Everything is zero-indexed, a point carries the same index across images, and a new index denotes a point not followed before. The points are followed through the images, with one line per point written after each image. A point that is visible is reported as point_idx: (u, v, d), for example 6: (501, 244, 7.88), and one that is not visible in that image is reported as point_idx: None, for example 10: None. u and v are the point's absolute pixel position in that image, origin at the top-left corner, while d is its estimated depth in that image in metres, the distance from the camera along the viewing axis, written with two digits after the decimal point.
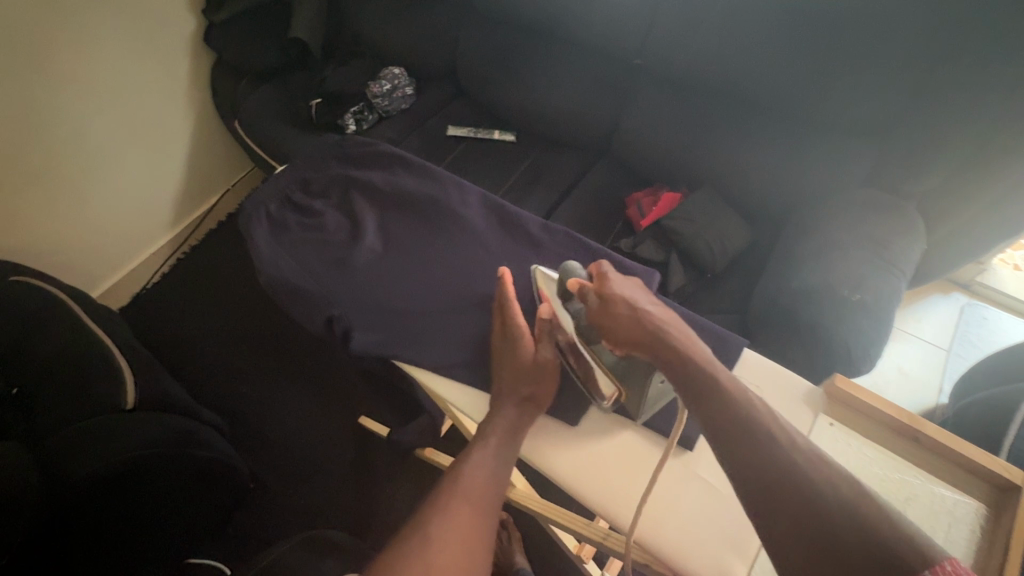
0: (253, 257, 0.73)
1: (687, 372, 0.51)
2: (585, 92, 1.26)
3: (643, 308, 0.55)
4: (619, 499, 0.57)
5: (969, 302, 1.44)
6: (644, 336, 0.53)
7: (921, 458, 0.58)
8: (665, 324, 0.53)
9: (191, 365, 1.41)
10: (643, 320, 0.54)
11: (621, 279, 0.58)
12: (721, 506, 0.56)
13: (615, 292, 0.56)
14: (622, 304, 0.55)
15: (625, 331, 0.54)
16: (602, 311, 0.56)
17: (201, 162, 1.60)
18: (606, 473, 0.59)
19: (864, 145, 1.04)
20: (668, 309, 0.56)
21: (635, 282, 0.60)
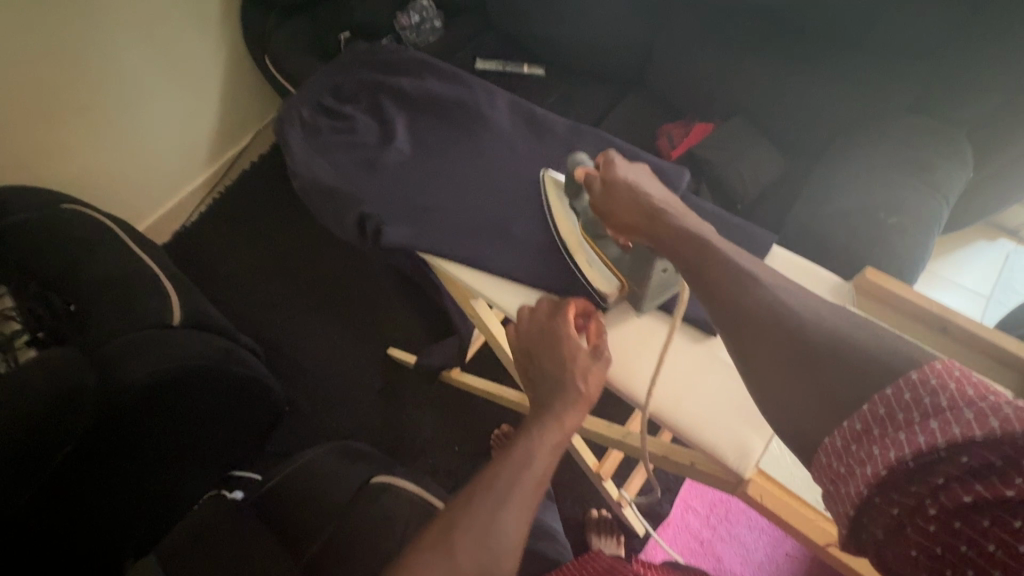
0: (290, 161, 0.76)
1: (682, 242, 0.50)
2: (617, 20, 1.21)
3: (647, 191, 0.55)
4: (641, 381, 0.59)
5: (1016, 248, 1.37)
6: (641, 217, 0.53)
7: (951, 350, 0.58)
8: (662, 201, 0.53)
9: (230, 294, 1.48)
10: (641, 201, 0.54)
11: (626, 163, 0.57)
12: (740, 388, 0.57)
13: (618, 175, 0.56)
14: (624, 189, 0.55)
15: (624, 213, 0.54)
16: (603, 196, 0.56)
17: (233, 99, 1.62)
18: (625, 356, 0.61)
19: (916, 66, 0.98)
20: (671, 193, 0.56)
21: (642, 168, 0.59)
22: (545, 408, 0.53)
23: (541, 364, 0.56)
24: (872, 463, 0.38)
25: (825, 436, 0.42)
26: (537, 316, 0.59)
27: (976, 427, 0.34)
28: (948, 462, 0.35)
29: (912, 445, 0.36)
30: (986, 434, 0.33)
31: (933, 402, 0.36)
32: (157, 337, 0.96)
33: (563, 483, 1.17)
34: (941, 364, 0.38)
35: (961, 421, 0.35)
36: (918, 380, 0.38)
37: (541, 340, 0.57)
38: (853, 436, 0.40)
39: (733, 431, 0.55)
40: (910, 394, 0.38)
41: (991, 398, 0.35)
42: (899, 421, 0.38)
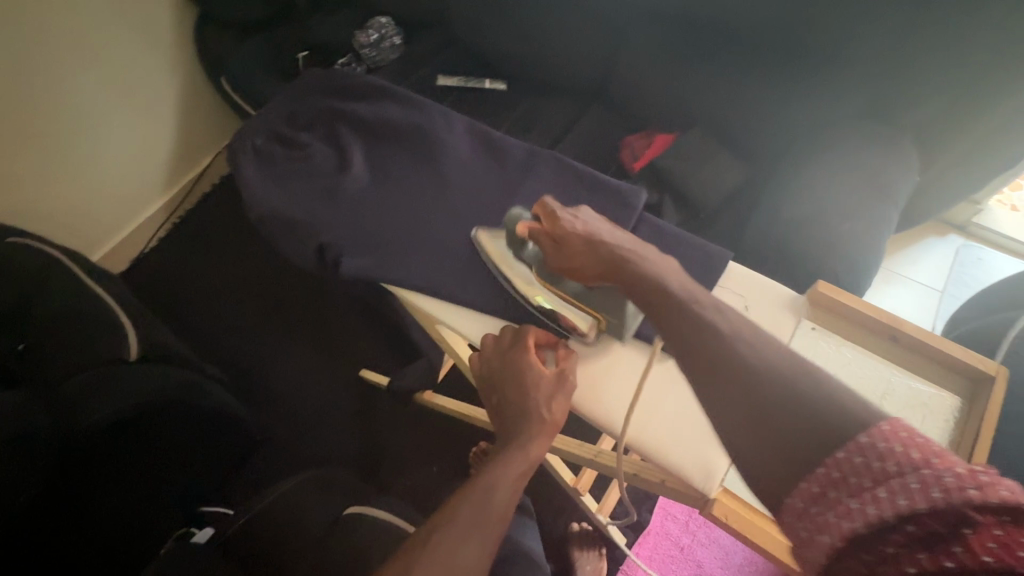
0: (245, 193, 0.74)
1: (643, 287, 0.53)
2: (576, 35, 1.23)
3: (602, 236, 0.57)
4: (616, 412, 0.59)
5: (965, 243, 1.44)
6: (600, 264, 0.55)
7: (903, 359, 0.60)
8: (616, 245, 0.55)
9: (193, 324, 1.43)
10: (600, 248, 0.56)
11: (575, 212, 0.59)
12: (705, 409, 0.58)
13: (570, 227, 0.58)
14: (579, 240, 0.57)
15: (585, 261, 0.56)
16: (559, 250, 0.58)
17: (190, 122, 1.58)
18: (600, 387, 0.60)
19: (860, 76, 1.01)
20: (624, 234, 0.58)
21: (586, 211, 0.61)
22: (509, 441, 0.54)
23: (506, 392, 0.57)
24: (829, 531, 0.38)
25: (784, 496, 0.42)
26: (502, 341, 0.59)
27: (921, 497, 0.35)
28: (897, 530, 0.36)
29: (865, 514, 0.37)
30: (932, 505, 0.35)
31: (883, 468, 0.38)
32: (117, 375, 0.92)
33: (542, 500, 1.16)
34: (885, 425, 0.40)
35: (908, 490, 0.36)
36: (867, 445, 0.39)
37: (507, 370, 0.57)
38: (809, 498, 0.40)
39: (698, 454, 0.56)
40: (861, 458, 0.39)
41: (934, 464, 0.37)
42: (853, 487, 0.39)
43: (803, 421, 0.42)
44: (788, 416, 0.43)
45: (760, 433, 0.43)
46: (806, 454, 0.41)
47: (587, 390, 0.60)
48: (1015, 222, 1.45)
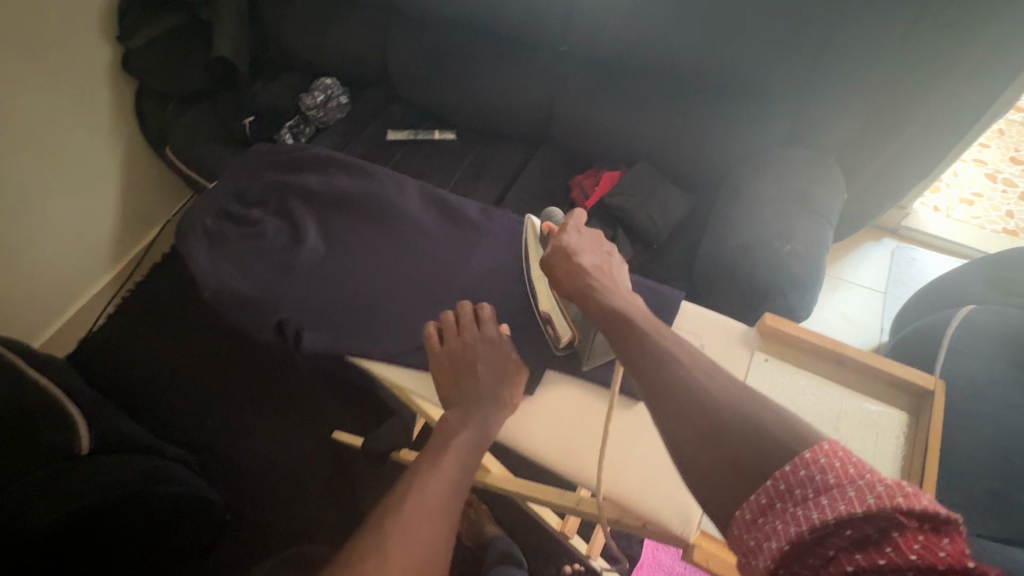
0: (196, 275, 0.73)
1: (610, 315, 0.57)
2: (515, 85, 1.28)
3: (583, 260, 0.63)
4: (587, 464, 0.60)
5: (898, 245, 1.54)
6: (574, 283, 0.61)
7: (850, 380, 0.64)
8: (592, 272, 0.61)
9: (148, 404, 1.36)
10: (577, 269, 0.61)
11: (575, 232, 0.65)
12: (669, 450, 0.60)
13: (564, 242, 0.64)
14: (563, 257, 0.63)
15: (561, 278, 0.62)
16: (550, 259, 0.63)
17: (134, 194, 1.55)
18: (568, 439, 0.61)
19: (778, 105, 1.10)
20: (607, 264, 0.63)
21: (593, 235, 0.67)
22: (466, 415, 0.58)
23: (460, 373, 0.61)
24: (776, 538, 0.38)
25: (735, 508, 0.42)
26: (466, 324, 0.64)
27: (858, 504, 0.36)
28: (836, 535, 0.37)
29: (808, 519, 0.37)
30: (866, 510, 0.36)
31: (824, 479, 0.39)
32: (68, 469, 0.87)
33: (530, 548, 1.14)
34: (825, 442, 0.42)
35: (845, 498, 0.37)
36: (811, 458, 0.40)
37: (468, 354, 0.62)
38: (758, 510, 0.41)
39: (672, 493, 0.58)
40: (803, 471, 0.40)
41: (867, 475, 0.38)
42: (797, 497, 0.39)
43: (766, 431, 0.43)
44: (752, 427, 0.44)
45: (727, 448, 0.44)
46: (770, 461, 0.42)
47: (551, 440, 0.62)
48: (938, 221, 1.57)
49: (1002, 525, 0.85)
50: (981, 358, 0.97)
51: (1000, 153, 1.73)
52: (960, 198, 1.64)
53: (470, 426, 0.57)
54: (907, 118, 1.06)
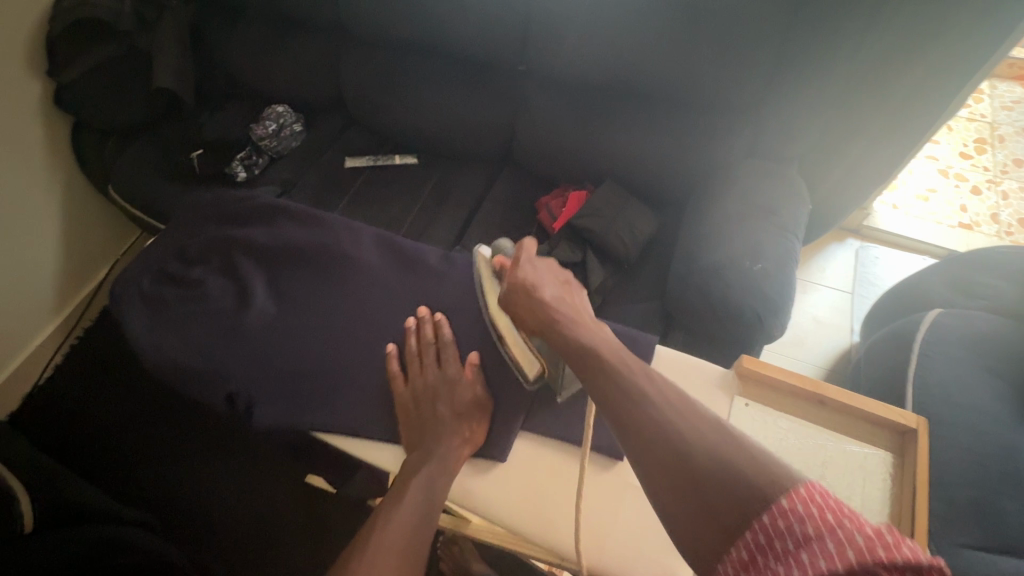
0: (135, 347, 0.69)
1: (586, 361, 0.54)
2: (474, 105, 1.25)
3: (544, 292, 0.62)
4: (572, 535, 0.57)
5: (862, 245, 1.56)
6: (538, 317, 0.59)
7: (829, 418, 0.63)
8: (555, 304, 0.60)
9: (102, 459, 1.26)
10: (536, 301, 0.61)
11: (529, 264, 0.64)
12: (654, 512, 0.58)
13: (520, 276, 0.63)
14: (522, 291, 0.62)
15: (525, 314, 0.60)
16: (507, 296, 0.63)
17: (78, 236, 1.46)
18: (551, 508, 0.59)
19: (740, 119, 1.09)
20: (568, 293, 0.63)
21: (549, 265, 0.66)
22: (425, 451, 0.60)
23: (423, 415, 0.63)
24: None
25: (716, 562, 0.40)
26: (425, 341, 0.67)
27: (836, 559, 0.34)
28: None
29: None
30: (847, 567, 0.34)
31: (802, 531, 0.36)
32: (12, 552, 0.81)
33: None
34: (803, 487, 0.39)
35: (825, 552, 0.35)
36: (789, 509, 0.38)
37: (427, 373, 0.65)
38: (740, 566, 0.38)
39: (659, 560, 0.56)
40: (782, 523, 0.37)
41: (847, 525, 0.35)
42: (777, 551, 0.37)
43: (742, 487, 0.41)
44: (725, 483, 0.41)
45: (709, 513, 0.41)
46: (745, 515, 0.40)
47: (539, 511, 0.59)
48: (895, 217, 1.61)
49: (981, 533, 0.86)
50: (951, 362, 0.99)
51: (951, 149, 1.78)
52: (916, 194, 1.68)
53: (428, 461, 0.59)
54: (867, 118, 1.07)
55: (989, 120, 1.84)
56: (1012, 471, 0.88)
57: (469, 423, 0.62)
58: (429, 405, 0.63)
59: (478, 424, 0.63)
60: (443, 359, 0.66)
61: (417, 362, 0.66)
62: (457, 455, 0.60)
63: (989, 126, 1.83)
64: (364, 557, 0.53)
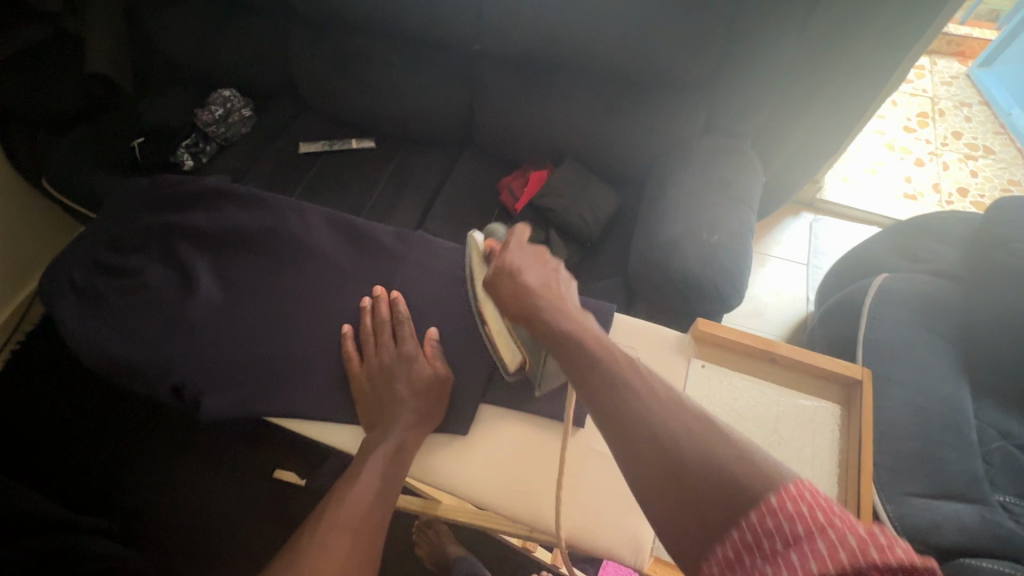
0: (72, 345, 0.65)
1: (563, 338, 0.51)
2: (430, 86, 1.22)
3: (529, 279, 0.57)
4: (535, 501, 0.58)
5: (814, 217, 1.61)
6: (521, 304, 0.55)
7: (780, 376, 0.66)
8: (539, 291, 0.55)
9: (54, 467, 1.20)
10: (523, 287, 0.56)
11: (518, 249, 0.59)
12: (616, 473, 0.60)
13: (506, 261, 0.59)
14: (506, 276, 0.57)
15: (506, 298, 0.56)
16: (493, 281, 0.58)
17: (11, 236, 1.36)
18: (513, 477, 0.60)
19: (694, 94, 1.10)
20: (556, 281, 0.58)
21: (538, 252, 0.61)
22: (383, 429, 0.59)
23: (379, 392, 0.62)
24: None
25: (699, 561, 0.36)
26: (379, 320, 0.66)
27: (830, 559, 0.31)
28: None
29: None
30: (840, 570, 0.30)
31: (791, 529, 0.33)
32: None
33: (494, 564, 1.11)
34: (793, 484, 0.35)
35: (817, 553, 0.31)
36: (775, 506, 0.34)
37: (383, 352, 0.63)
38: (725, 565, 0.35)
39: (621, 520, 0.58)
40: (770, 519, 0.34)
41: (838, 524, 0.32)
42: (766, 550, 0.33)
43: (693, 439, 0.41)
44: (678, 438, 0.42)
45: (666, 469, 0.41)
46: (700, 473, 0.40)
47: (501, 482, 0.60)
48: (845, 190, 1.67)
49: (926, 482, 0.91)
50: (897, 326, 1.04)
51: (895, 123, 1.85)
52: (864, 167, 1.75)
53: (386, 438, 0.58)
54: (824, 84, 1.09)
55: (930, 94, 1.92)
56: (951, 423, 0.94)
57: (428, 399, 0.61)
58: (386, 384, 0.62)
59: (438, 400, 0.62)
60: (399, 336, 0.65)
61: (371, 340, 0.65)
62: (417, 430, 0.60)
63: (930, 101, 1.91)
64: (316, 538, 0.53)
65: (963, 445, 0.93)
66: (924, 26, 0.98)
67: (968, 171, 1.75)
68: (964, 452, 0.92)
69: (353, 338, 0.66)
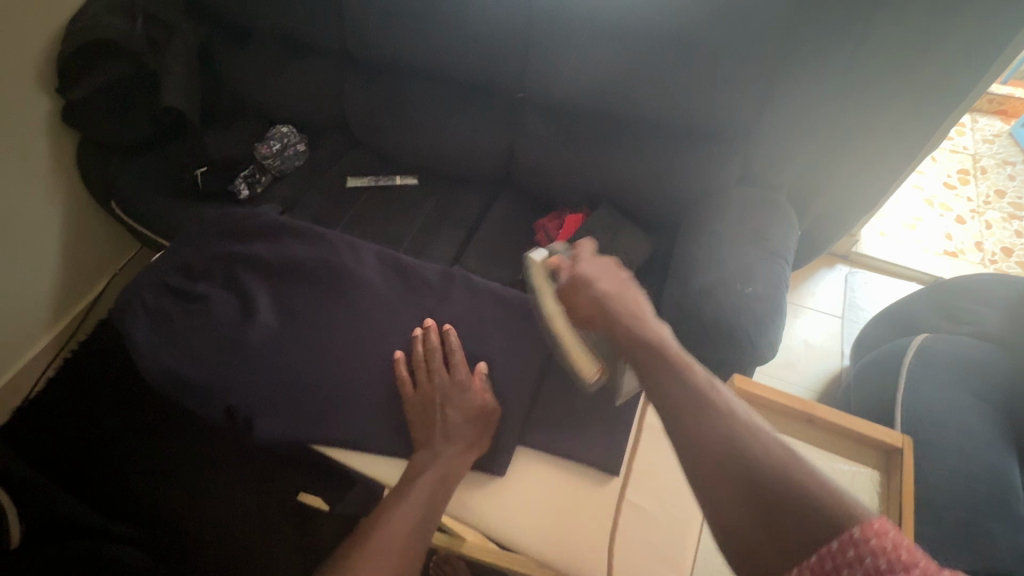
0: (139, 362, 0.70)
1: (635, 340, 0.58)
2: (474, 129, 1.28)
3: (600, 286, 0.64)
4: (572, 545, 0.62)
5: (850, 270, 1.60)
6: (597, 313, 0.62)
7: (816, 439, 0.70)
8: (611, 298, 0.62)
9: (94, 474, 1.24)
10: (594, 297, 0.63)
11: (587, 261, 0.66)
12: (648, 525, 0.63)
13: (580, 272, 0.66)
14: (581, 286, 0.65)
15: (582, 307, 0.64)
16: (568, 291, 0.66)
17: (77, 251, 1.47)
18: (550, 520, 0.64)
19: (730, 145, 1.12)
20: (627, 285, 0.64)
21: (606, 261, 0.68)
22: (432, 454, 0.62)
23: (428, 416, 0.65)
24: None
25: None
26: (430, 347, 0.68)
27: None
28: None
29: None
30: None
31: (873, 563, 0.36)
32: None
33: None
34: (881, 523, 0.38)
35: None
36: (860, 538, 0.37)
37: (435, 378, 0.66)
38: None
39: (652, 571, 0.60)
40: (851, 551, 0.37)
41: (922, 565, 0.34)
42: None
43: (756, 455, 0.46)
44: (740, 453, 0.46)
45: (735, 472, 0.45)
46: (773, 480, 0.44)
47: (534, 521, 0.64)
48: (882, 244, 1.65)
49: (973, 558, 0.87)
50: (938, 388, 1.01)
51: (935, 179, 1.84)
52: (902, 222, 1.73)
53: (434, 462, 0.62)
54: (863, 138, 1.10)
55: (971, 152, 1.91)
56: (998, 494, 0.90)
57: (476, 429, 0.65)
58: (436, 409, 0.64)
59: (484, 431, 0.66)
60: (452, 364, 0.68)
61: (425, 367, 0.67)
62: (459, 460, 0.63)
63: (971, 158, 1.89)
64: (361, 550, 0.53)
65: (1011, 519, 0.88)
66: (967, 82, 0.99)
67: (1013, 231, 1.71)
68: (1013, 527, 0.87)
69: (404, 363, 0.69)
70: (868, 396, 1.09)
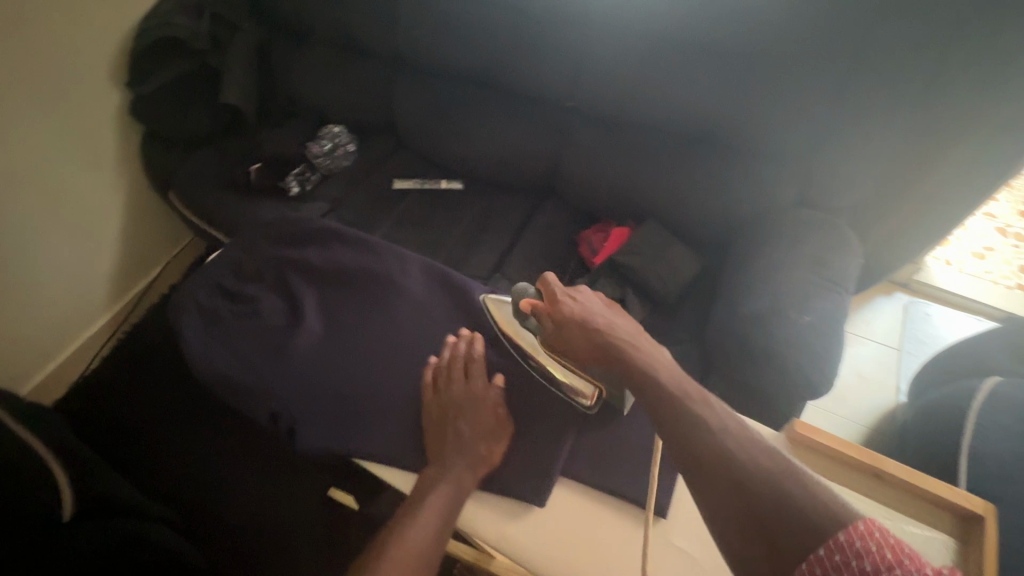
0: (190, 361, 0.72)
1: (646, 377, 0.56)
2: (522, 137, 1.27)
3: (595, 320, 0.63)
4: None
5: (911, 300, 1.50)
6: (598, 353, 0.60)
7: (884, 495, 0.61)
8: (609, 333, 0.61)
9: (139, 454, 1.30)
10: (594, 334, 0.62)
11: (572, 297, 0.66)
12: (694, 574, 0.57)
13: (570, 311, 0.64)
14: (576, 323, 0.63)
15: (580, 344, 0.62)
16: (559, 331, 0.64)
17: (135, 238, 1.54)
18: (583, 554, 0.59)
19: (788, 165, 1.07)
20: (617, 318, 0.64)
21: (588, 293, 0.68)
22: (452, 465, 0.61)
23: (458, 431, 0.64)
24: None
25: None
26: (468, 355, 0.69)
27: None
28: None
29: None
30: None
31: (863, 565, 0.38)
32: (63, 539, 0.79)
33: None
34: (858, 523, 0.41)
35: None
36: (845, 541, 0.40)
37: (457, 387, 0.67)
38: None
39: None
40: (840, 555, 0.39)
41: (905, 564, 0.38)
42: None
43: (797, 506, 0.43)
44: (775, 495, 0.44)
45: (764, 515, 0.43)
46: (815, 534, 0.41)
47: (567, 555, 0.59)
48: (949, 274, 1.54)
49: None
50: (1008, 437, 0.94)
51: (1011, 207, 1.71)
52: (971, 251, 1.62)
53: (445, 474, 0.61)
54: (937, 163, 1.03)
55: None
56: None
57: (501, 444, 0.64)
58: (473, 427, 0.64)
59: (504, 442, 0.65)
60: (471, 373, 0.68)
61: (444, 377, 0.67)
62: None
63: None
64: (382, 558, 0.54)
65: None
66: None
67: None
68: None
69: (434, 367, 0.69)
70: (925, 439, 1.02)
